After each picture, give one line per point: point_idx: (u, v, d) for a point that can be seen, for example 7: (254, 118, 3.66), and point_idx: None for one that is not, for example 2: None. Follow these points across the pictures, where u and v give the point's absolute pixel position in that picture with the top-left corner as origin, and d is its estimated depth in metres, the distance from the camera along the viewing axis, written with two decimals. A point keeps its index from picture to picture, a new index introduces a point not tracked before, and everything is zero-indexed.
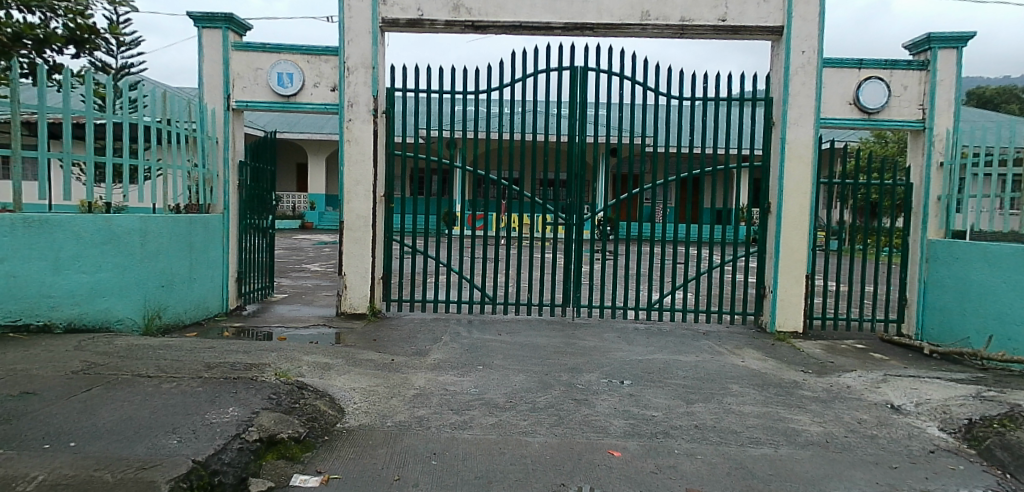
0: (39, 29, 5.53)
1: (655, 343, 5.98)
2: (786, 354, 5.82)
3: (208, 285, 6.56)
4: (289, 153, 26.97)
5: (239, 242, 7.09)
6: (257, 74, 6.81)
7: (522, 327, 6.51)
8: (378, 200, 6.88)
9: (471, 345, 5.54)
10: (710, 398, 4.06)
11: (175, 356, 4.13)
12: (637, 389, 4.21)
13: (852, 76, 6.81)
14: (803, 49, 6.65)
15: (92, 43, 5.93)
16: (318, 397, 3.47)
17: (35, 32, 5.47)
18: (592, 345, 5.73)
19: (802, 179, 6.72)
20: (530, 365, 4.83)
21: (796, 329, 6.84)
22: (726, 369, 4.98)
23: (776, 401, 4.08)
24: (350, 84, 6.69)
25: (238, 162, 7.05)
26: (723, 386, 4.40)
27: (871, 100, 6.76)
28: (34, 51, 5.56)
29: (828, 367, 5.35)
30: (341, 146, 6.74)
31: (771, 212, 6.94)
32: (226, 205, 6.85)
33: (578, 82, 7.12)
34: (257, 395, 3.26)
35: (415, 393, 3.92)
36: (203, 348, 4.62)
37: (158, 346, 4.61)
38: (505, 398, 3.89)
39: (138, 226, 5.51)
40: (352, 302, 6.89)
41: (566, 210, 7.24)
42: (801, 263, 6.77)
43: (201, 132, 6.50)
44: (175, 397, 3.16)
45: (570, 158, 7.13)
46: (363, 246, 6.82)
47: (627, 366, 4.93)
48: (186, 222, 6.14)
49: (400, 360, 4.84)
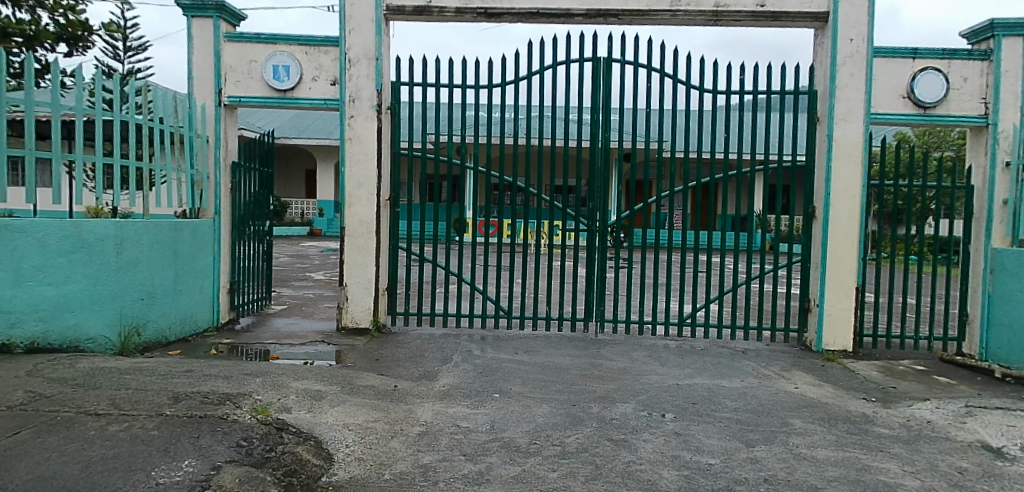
0: (29, 26, 5.00)
1: (690, 364, 5.32)
2: (841, 378, 5.17)
3: (197, 297, 5.95)
4: (299, 160, 26.68)
5: (232, 251, 6.48)
6: (251, 66, 6.24)
7: (541, 345, 5.86)
8: (382, 205, 6.27)
9: (485, 367, 4.92)
10: (773, 440, 3.41)
11: (139, 385, 3.53)
12: (683, 426, 3.56)
13: (906, 68, 6.15)
14: (850, 37, 6.01)
15: (85, 40, 5.43)
16: (301, 441, 2.83)
17: (23, 28, 4.95)
18: (620, 367, 5.08)
19: (852, 182, 6.06)
20: (554, 392, 4.20)
21: (846, 347, 6.12)
22: (780, 397, 4.34)
23: (853, 444, 3.42)
24: (351, 77, 6.11)
25: (231, 163, 6.46)
26: (783, 421, 3.75)
27: (928, 94, 6.08)
28: (24, 49, 5.04)
29: (893, 395, 4.70)
30: (342, 146, 6.15)
31: (816, 217, 6.26)
32: (217, 210, 6.25)
33: (602, 74, 6.47)
34: (224, 441, 2.64)
35: (420, 432, 3.29)
36: (179, 374, 4.01)
37: (127, 370, 4.01)
38: (528, 439, 3.25)
39: (114, 232, 4.86)
40: (353, 315, 6.27)
41: (587, 216, 6.54)
42: (851, 274, 6.09)
43: (189, 128, 5.91)
44: (120, 446, 2.54)
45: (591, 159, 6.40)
46: (367, 254, 6.21)
47: (667, 394, 4.28)
48: (172, 228, 5.51)
49: (404, 386, 4.21)
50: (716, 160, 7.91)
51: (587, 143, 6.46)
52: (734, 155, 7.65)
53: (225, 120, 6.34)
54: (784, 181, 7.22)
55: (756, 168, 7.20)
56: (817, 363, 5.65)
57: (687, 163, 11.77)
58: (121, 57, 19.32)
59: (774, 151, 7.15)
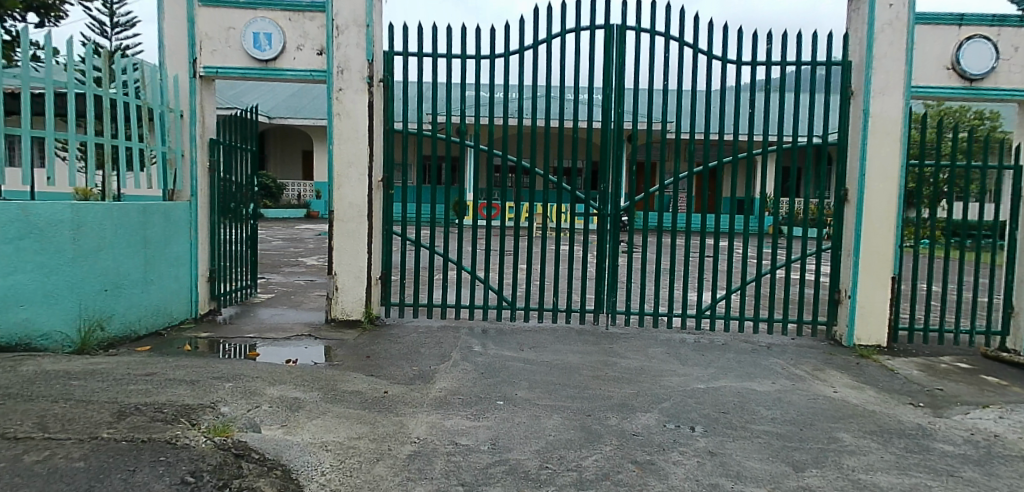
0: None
1: (713, 363, 4.82)
2: (881, 379, 4.67)
3: (172, 287, 5.45)
4: (297, 140, 26.13)
5: (211, 237, 5.96)
6: (229, 34, 5.67)
7: (547, 340, 5.36)
8: (375, 187, 5.74)
9: (487, 366, 4.42)
10: (824, 462, 2.93)
11: (82, 395, 3.03)
12: (718, 444, 3.07)
13: (951, 36, 5.57)
14: (891, 1, 5.43)
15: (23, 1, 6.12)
16: (263, 473, 2.32)
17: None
18: (637, 366, 4.59)
19: (889, 162, 5.52)
20: (566, 399, 3.71)
21: (881, 343, 5.63)
22: (820, 404, 3.84)
23: (917, 467, 2.93)
24: (339, 46, 5.56)
25: (210, 140, 5.92)
26: (830, 437, 3.27)
27: (976, 65, 5.53)
28: None
29: (941, 400, 4.21)
30: (329, 121, 5.61)
31: (849, 201, 5.72)
32: (194, 191, 5.71)
33: (615, 43, 5.83)
34: (162, 480, 2.13)
35: (412, 452, 2.80)
36: (137, 378, 3.51)
37: (78, 374, 3.51)
38: (538, 462, 2.76)
39: (68, 216, 4.36)
40: (344, 306, 5.78)
41: (598, 200, 5.94)
42: (887, 262, 5.58)
43: (161, 101, 5.36)
44: (30, 486, 2.04)
45: (604, 141, 5.80)
46: (358, 239, 5.70)
47: (692, 401, 3.79)
48: (139, 212, 4.99)
49: (396, 391, 3.72)
50: (720, 141, 7.26)
51: (598, 123, 5.89)
52: (736, 137, 7.03)
53: (201, 93, 5.79)
54: (791, 162, 6.63)
55: (763, 150, 6.57)
56: (850, 361, 5.16)
57: (698, 144, 11.21)
58: (108, 33, 18.60)
59: (784, 132, 6.54)
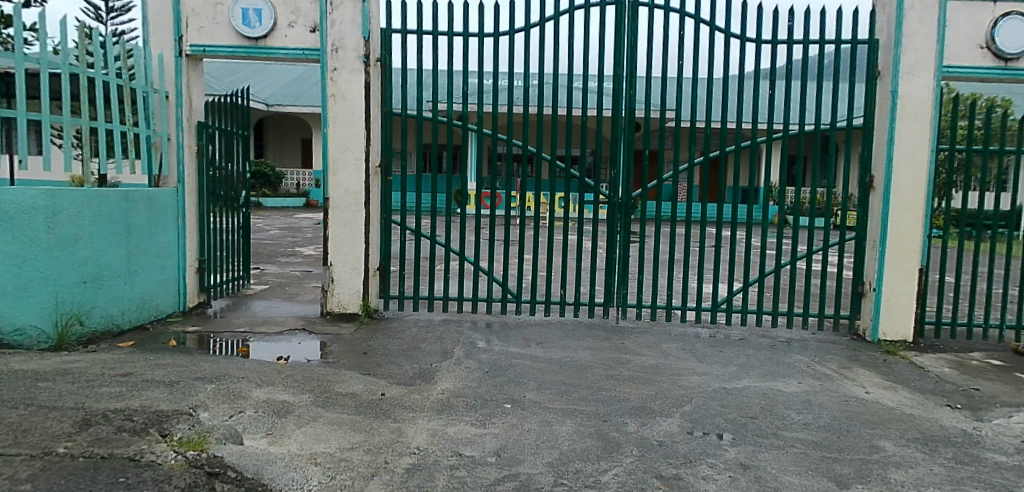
0: None
1: (733, 360, 4.52)
2: (913, 378, 4.37)
3: (157, 278, 5.15)
4: (296, 128, 25.78)
5: (199, 226, 5.65)
6: (217, 10, 5.32)
7: (554, 335, 5.06)
8: (372, 173, 5.42)
9: (492, 364, 4.12)
10: (869, 476, 2.64)
11: (45, 401, 2.73)
12: (749, 455, 2.78)
13: (985, 13, 5.21)
14: None
15: None
16: None
17: None
18: (651, 364, 4.29)
19: (917, 147, 5.19)
20: (578, 401, 3.42)
21: (907, 338, 5.33)
22: (853, 407, 3.55)
23: (972, 481, 2.64)
24: (333, 23, 5.23)
25: (197, 123, 5.59)
26: (871, 445, 2.98)
27: (1010, 44, 5.18)
28: None
29: (980, 402, 3.91)
30: (324, 103, 5.28)
31: (874, 189, 5.40)
32: (181, 177, 5.39)
33: (627, 20, 5.44)
34: None
35: (410, 465, 2.51)
36: (111, 380, 3.20)
37: (45, 375, 3.21)
38: (552, 477, 2.47)
39: (42, 203, 4.04)
40: (340, 299, 5.48)
41: (609, 188, 5.59)
42: (915, 253, 5.27)
43: (145, 81, 5.02)
44: None
45: (614, 131, 5.46)
46: (354, 229, 5.39)
47: (715, 403, 3.49)
48: (120, 199, 4.68)
49: (394, 393, 3.43)
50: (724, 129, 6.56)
51: (607, 110, 5.53)
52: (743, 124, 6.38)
53: (187, 73, 5.45)
54: (803, 152, 6.17)
55: (767, 138, 6.02)
56: (876, 358, 4.86)
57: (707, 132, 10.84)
58: (102, 19, 18.17)
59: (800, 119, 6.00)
